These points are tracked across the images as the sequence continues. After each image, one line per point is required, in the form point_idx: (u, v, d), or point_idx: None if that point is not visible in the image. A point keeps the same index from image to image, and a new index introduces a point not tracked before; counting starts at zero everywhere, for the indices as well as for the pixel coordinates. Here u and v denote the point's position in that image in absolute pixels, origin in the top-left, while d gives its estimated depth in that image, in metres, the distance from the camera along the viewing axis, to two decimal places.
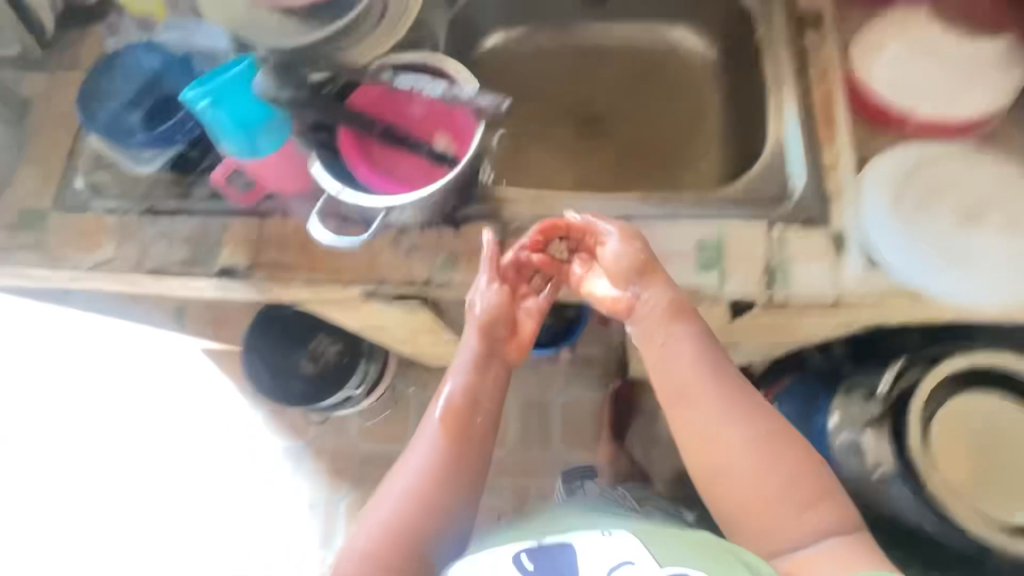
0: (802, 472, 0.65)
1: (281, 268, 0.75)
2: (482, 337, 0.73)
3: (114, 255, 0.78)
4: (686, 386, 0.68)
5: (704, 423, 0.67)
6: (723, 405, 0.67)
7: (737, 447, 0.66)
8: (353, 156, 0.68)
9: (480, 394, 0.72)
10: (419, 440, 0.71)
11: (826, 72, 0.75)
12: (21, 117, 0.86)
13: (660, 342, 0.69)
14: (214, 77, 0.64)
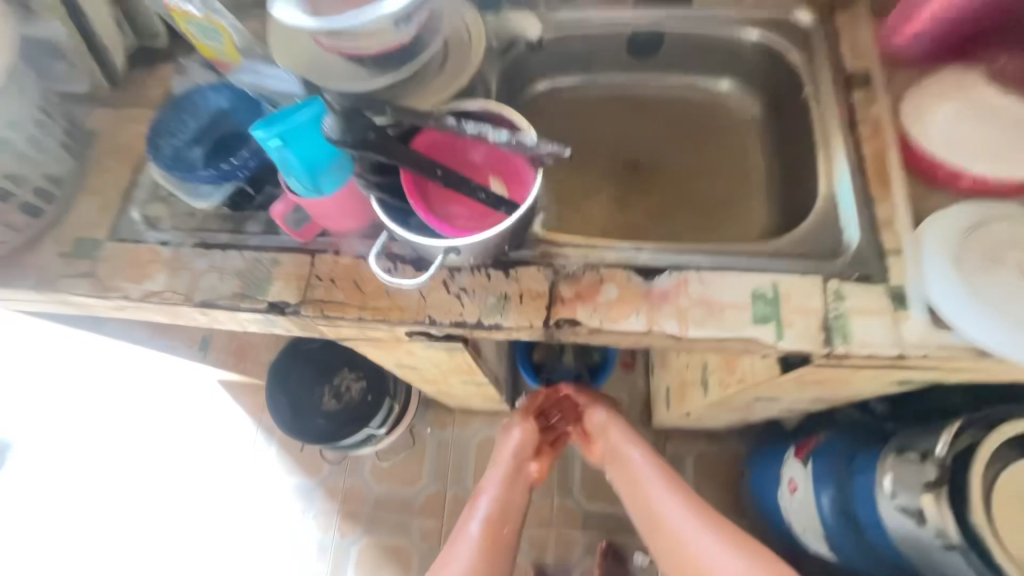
0: (773, 566, 0.75)
1: (330, 304, 0.75)
2: (505, 479, 0.98)
3: (163, 285, 0.79)
4: (658, 512, 0.87)
5: (672, 530, 0.84)
6: (677, 511, 0.85)
7: (705, 560, 0.79)
8: (413, 197, 0.69)
9: (508, 506, 0.95)
10: (460, 542, 0.88)
11: (876, 129, 0.77)
12: (85, 149, 0.89)
13: (649, 492, 0.90)
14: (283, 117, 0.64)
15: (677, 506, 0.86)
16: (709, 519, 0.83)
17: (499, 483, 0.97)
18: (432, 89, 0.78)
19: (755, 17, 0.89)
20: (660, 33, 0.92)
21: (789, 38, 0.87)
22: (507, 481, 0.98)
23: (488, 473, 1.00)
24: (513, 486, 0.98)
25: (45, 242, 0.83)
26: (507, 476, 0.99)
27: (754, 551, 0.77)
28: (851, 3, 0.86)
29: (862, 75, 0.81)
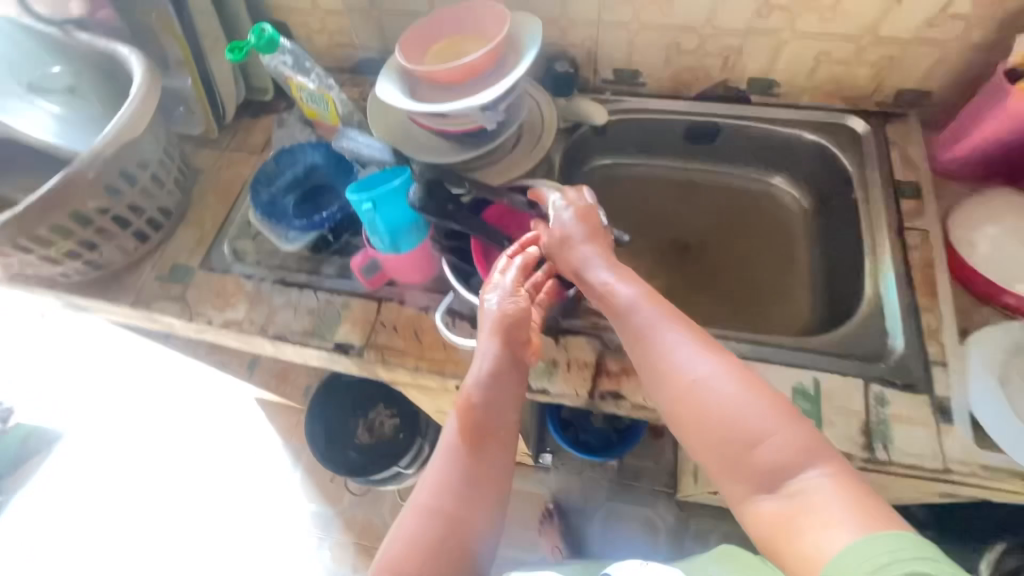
0: (775, 403, 0.55)
1: (390, 350, 0.81)
2: (504, 343, 0.67)
3: (243, 316, 0.87)
4: (670, 375, 0.59)
5: (694, 394, 0.57)
6: (705, 363, 0.58)
7: (726, 394, 0.56)
8: (481, 264, 0.76)
9: (501, 394, 0.67)
10: (437, 451, 0.65)
11: (925, 239, 0.80)
12: (190, 185, 1.00)
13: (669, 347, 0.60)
14: (376, 182, 0.73)
15: (726, 391, 0.56)
16: (753, 397, 0.56)
17: (488, 334, 0.68)
18: (507, 163, 0.86)
19: (808, 118, 0.94)
20: (716, 125, 0.98)
21: (841, 142, 0.92)
22: (504, 337, 0.68)
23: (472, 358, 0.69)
24: (503, 335, 0.68)
25: (146, 264, 0.93)
26: (507, 327, 0.68)
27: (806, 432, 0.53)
28: (906, 115, 0.90)
29: (912, 185, 0.84)
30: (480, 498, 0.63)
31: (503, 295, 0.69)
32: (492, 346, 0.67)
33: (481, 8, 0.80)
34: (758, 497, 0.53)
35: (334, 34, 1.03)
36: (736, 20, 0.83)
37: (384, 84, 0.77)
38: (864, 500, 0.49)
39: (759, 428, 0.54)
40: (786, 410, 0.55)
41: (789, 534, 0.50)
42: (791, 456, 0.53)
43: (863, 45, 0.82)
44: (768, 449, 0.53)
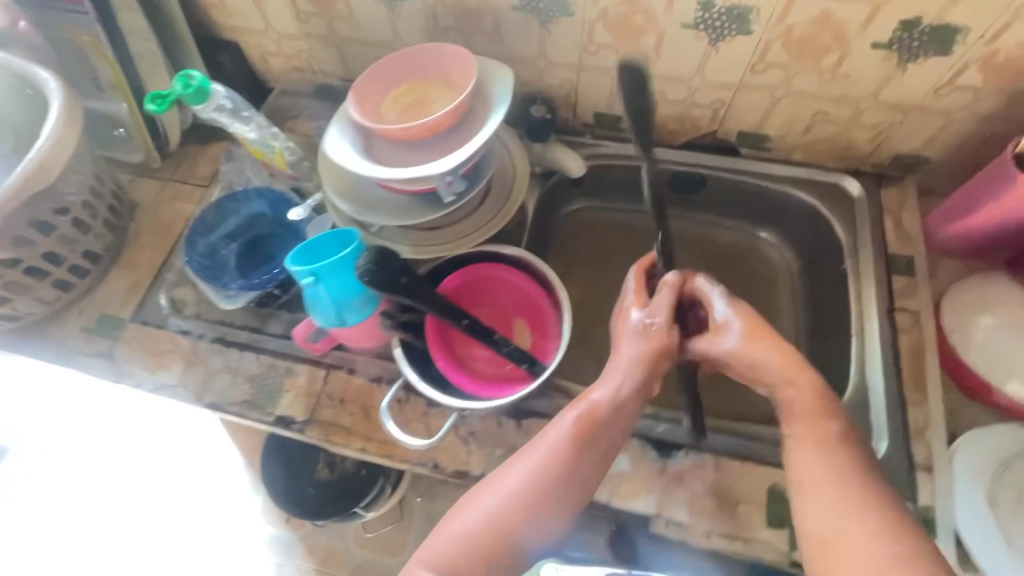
0: (890, 531, 0.50)
1: (336, 427, 0.74)
2: (647, 368, 0.61)
3: (176, 379, 0.79)
4: (829, 492, 0.53)
5: (810, 500, 0.54)
6: (819, 467, 0.54)
7: (854, 534, 0.50)
8: (436, 345, 0.68)
9: (624, 414, 0.60)
10: (540, 437, 0.59)
11: (917, 321, 0.74)
12: (126, 221, 0.91)
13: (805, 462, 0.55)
14: (319, 253, 0.68)
15: (863, 526, 0.50)
16: (885, 539, 0.49)
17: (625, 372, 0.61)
18: (473, 224, 0.78)
19: (799, 176, 0.87)
20: (702, 176, 0.90)
21: (833, 204, 0.85)
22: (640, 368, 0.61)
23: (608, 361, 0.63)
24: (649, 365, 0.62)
25: (71, 314, 0.84)
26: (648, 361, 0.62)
27: (885, 533, 0.50)
28: (903, 178, 0.84)
29: (905, 260, 0.79)
30: (564, 501, 0.57)
31: (649, 319, 0.64)
32: (635, 360, 0.62)
33: (449, 52, 0.70)
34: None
35: (292, 58, 0.93)
36: (728, 74, 0.75)
37: (336, 140, 0.68)
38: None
39: (863, 543, 0.50)
40: (906, 556, 0.48)
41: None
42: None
43: (862, 109, 0.75)
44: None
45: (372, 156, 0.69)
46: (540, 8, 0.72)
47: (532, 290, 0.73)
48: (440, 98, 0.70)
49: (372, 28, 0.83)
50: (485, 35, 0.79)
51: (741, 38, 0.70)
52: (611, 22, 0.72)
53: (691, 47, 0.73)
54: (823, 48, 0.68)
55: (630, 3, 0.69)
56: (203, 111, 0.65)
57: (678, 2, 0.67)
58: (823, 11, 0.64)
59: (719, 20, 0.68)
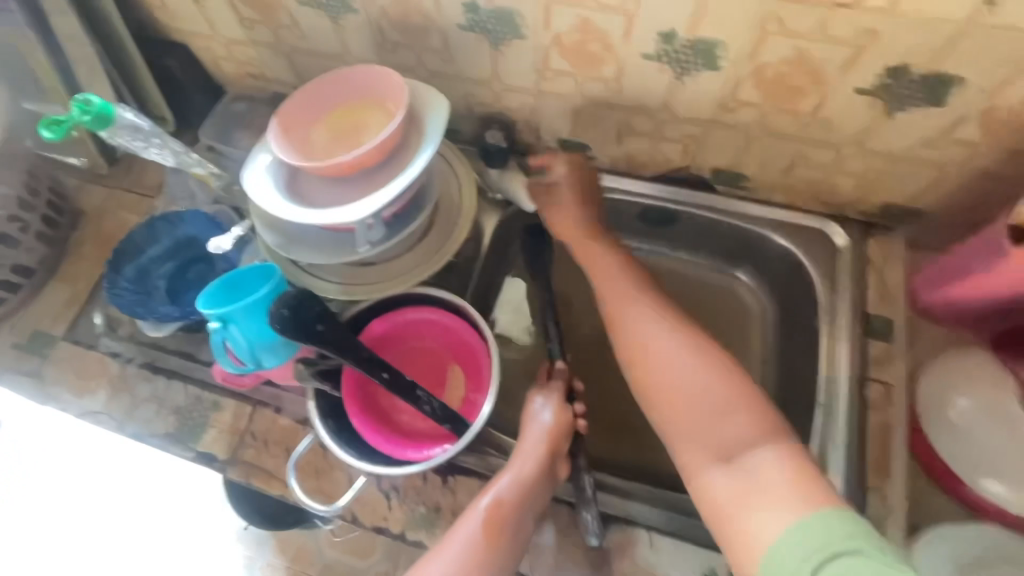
0: (751, 407, 0.56)
1: (258, 470, 0.71)
2: (549, 457, 0.65)
3: (102, 405, 0.76)
4: (654, 364, 0.62)
5: (660, 374, 0.61)
6: (686, 361, 0.60)
7: (692, 375, 0.59)
8: (354, 398, 0.64)
9: (535, 504, 0.63)
10: (454, 532, 0.61)
11: (889, 396, 0.68)
12: (68, 231, 0.87)
13: (645, 343, 0.63)
14: (234, 297, 0.64)
15: (679, 366, 0.60)
16: (717, 378, 0.58)
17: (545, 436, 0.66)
18: (413, 259, 0.70)
19: (776, 218, 0.80)
20: (672, 211, 0.83)
21: (813, 252, 0.77)
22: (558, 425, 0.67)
23: (516, 449, 0.66)
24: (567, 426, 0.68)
25: (5, 328, 0.82)
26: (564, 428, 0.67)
27: (745, 403, 0.56)
28: (893, 230, 0.76)
29: (883, 322, 0.72)
30: None
31: (546, 414, 0.68)
32: (538, 453, 0.65)
33: (383, 75, 0.64)
34: (716, 474, 0.54)
35: (243, 63, 0.87)
36: (697, 109, 0.68)
37: (261, 180, 0.64)
38: (805, 493, 0.49)
39: (709, 405, 0.57)
40: (735, 398, 0.57)
41: (733, 518, 0.51)
42: (743, 440, 0.55)
43: (847, 155, 0.67)
44: (725, 429, 0.56)
45: (297, 192, 0.63)
46: (489, 30, 0.65)
47: (466, 337, 0.69)
48: (373, 128, 0.64)
49: (318, 39, 0.77)
50: (434, 54, 0.72)
51: (708, 73, 0.62)
52: (567, 49, 0.65)
53: (655, 80, 0.65)
54: (800, 89, 0.60)
55: (585, 31, 0.62)
56: (111, 136, 0.61)
57: (637, 32, 0.60)
58: (799, 51, 0.56)
59: (683, 53, 0.60)
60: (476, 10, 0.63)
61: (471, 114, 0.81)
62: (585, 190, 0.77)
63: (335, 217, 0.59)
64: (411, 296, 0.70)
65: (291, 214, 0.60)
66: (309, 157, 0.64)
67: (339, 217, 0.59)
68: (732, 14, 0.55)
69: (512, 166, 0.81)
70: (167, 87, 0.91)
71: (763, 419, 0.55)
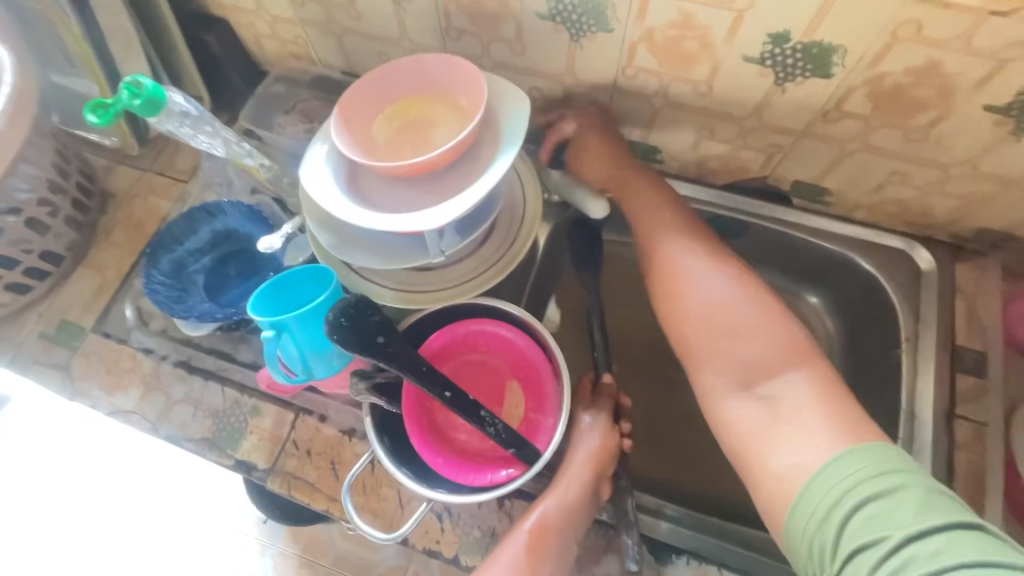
0: (778, 327, 0.56)
1: (300, 482, 0.67)
2: (596, 478, 0.61)
3: (133, 404, 0.72)
4: (683, 290, 0.60)
5: (689, 298, 0.59)
6: (716, 279, 0.59)
7: (736, 310, 0.57)
8: (411, 416, 0.60)
9: (581, 527, 0.60)
10: (498, 556, 0.57)
11: (981, 436, 0.64)
12: (97, 215, 0.83)
13: (683, 267, 0.61)
14: (286, 306, 0.60)
15: (707, 293, 0.59)
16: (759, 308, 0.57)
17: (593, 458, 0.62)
18: (474, 264, 0.66)
19: (857, 236, 0.74)
20: (744, 224, 0.78)
21: (896, 274, 0.72)
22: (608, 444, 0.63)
23: (561, 469, 0.61)
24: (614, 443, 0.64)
25: (30, 316, 0.77)
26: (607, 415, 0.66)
27: (774, 319, 0.56)
28: (984, 254, 0.71)
29: (974, 355, 0.67)
30: None
31: (592, 436, 0.63)
32: (585, 474, 0.61)
33: (456, 67, 0.59)
34: (745, 406, 0.53)
35: (287, 43, 0.81)
36: (793, 117, 0.62)
37: (319, 174, 0.58)
38: (831, 418, 0.50)
39: (737, 326, 0.56)
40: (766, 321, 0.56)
41: (754, 444, 0.52)
42: (772, 362, 0.54)
43: (953, 175, 0.62)
44: (763, 357, 0.54)
45: (358, 192, 0.58)
46: (572, 21, 0.60)
47: (532, 355, 0.63)
48: (442, 125, 0.59)
49: (375, 21, 0.71)
50: (504, 43, 0.66)
51: (816, 80, 0.56)
52: (657, 45, 0.59)
53: (752, 83, 0.59)
54: (919, 103, 0.55)
55: (684, 26, 0.56)
56: (160, 122, 0.55)
57: (744, 31, 0.54)
58: (930, 61, 0.50)
59: (792, 57, 0.55)
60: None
61: (533, 110, 0.75)
62: (609, 134, 0.70)
63: (408, 220, 0.54)
64: (472, 306, 0.65)
65: (356, 216, 0.55)
66: (373, 153, 0.58)
67: (412, 219, 0.54)
68: (861, 17, 0.49)
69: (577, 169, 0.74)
70: (204, 65, 0.85)
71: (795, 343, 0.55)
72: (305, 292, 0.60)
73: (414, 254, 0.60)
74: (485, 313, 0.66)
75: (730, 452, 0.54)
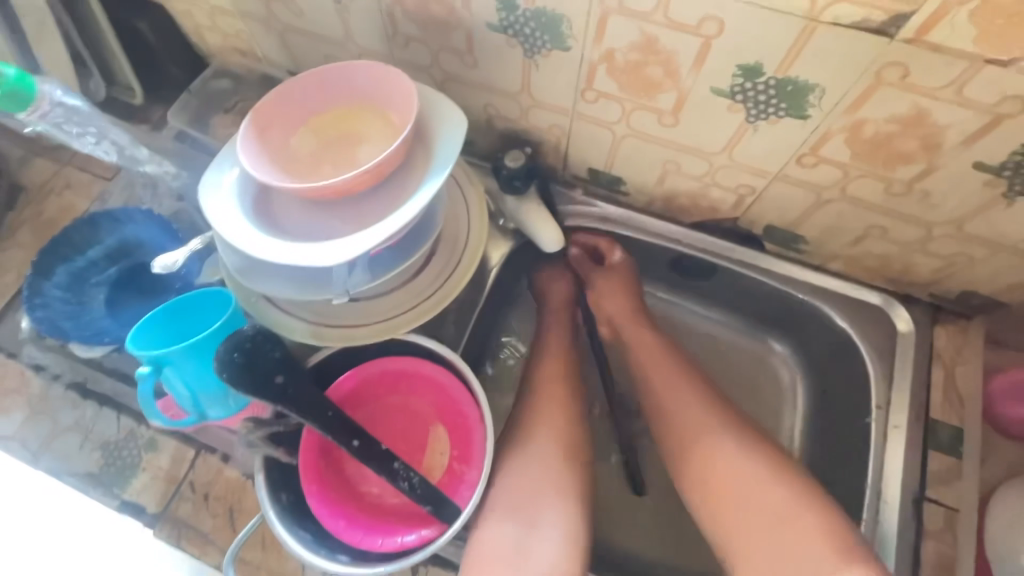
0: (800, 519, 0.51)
1: (192, 531, 0.59)
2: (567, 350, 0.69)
3: (14, 429, 0.64)
4: (724, 474, 0.56)
5: (734, 485, 0.55)
6: (745, 463, 0.56)
7: (749, 475, 0.55)
8: (313, 466, 0.52)
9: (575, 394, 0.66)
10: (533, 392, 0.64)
11: (950, 524, 0.57)
12: (2, 212, 0.74)
13: (715, 492, 0.56)
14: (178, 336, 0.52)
15: (715, 452, 0.57)
16: (785, 494, 0.53)
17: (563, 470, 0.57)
18: (404, 298, 0.58)
19: (830, 288, 0.68)
20: (713, 266, 0.71)
21: (870, 334, 0.66)
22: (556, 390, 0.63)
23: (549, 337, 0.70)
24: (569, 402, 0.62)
25: None
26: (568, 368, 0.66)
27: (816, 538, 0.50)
28: (966, 318, 0.65)
29: (950, 432, 0.61)
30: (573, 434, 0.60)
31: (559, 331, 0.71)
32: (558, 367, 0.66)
33: (387, 79, 0.52)
34: None
35: (229, 36, 0.74)
36: (766, 160, 0.56)
37: (225, 194, 0.51)
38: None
39: (773, 518, 0.52)
40: (791, 504, 0.52)
41: None
42: (806, 559, 0.49)
43: (938, 235, 0.56)
44: (786, 539, 0.51)
45: (267, 215, 0.51)
46: (526, 35, 0.53)
47: (456, 398, 0.56)
48: (368, 142, 0.52)
49: (316, 19, 0.63)
50: (455, 53, 0.59)
51: (790, 121, 0.50)
52: (618, 69, 0.52)
53: (721, 119, 0.53)
54: (903, 155, 0.49)
55: (647, 50, 0.49)
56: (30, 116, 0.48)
57: (712, 61, 0.48)
58: (916, 109, 0.44)
59: (764, 94, 0.49)
60: (513, 9, 0.51)
61: (490, 128, 0.68)
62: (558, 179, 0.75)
63: (313, 257, 0.47)
64: (396, 344, 0.59)
65: (260, 248, 0.48)
66: (288, 172, 0.51)
67: (319, 256, 0.47)
68: (841, 56, 0.43)
69: (532, 194, 0.67)
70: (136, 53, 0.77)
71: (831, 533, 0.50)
72: (199, 323, 0.54)
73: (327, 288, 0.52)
74: (409, 350, 0.59)
75: None
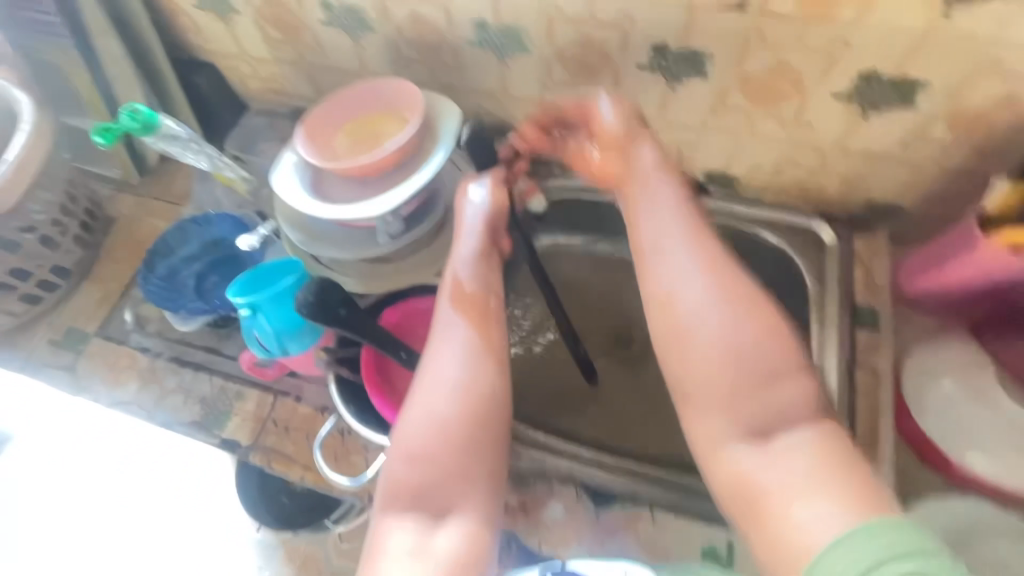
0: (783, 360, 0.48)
1: (279, 455, 0.75)
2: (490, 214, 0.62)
3: (132, 396, 0.81)
4: (689, 333, 0.49)
5: (709, 337, 0.49)
6: (716, 320, 0.49)
7: (728, 333, 0.48)
8: (371, 378, 0.69)
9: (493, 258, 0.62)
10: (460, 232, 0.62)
11: (876, 381, 0.72)
12: (101, 236, 0.93)
13: (686, 345, 0.49)
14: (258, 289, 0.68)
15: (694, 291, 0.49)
16: (767, 343, 0.48)
17: (467, 394, 0.53)
18: (423, 256, 0.74)
19: (768, 217, 0.81)
20: None
21: (804, 250, 0.80)
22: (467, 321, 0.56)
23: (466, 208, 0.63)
24: (489, 316, 0.57)
25: (41, 325, 0.87)
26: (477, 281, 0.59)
27: (788, 372, 0.48)
28: (876, 227, 0.81)
29: (869, 313, 0.76)
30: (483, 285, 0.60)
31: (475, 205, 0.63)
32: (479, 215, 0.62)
33: (398, 88, 0.71)
34: (743, 442, 0.47)
35: (267, 80, 0.93)
36: (690, 115, 0.73)
37: (289, 180, 0.70)
38: (850, 480, 0.43)
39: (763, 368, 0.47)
40: (772, 361, 0.48)
41: (770, 501, 0.44)
42: (783, 410, 0.47)
43: (830, 156, 0.73)
44: (773, 391, 0.47)
45: (320, 193, 0.69)
46: (497, 45, 0.72)
47: None
48: (389, 134, 0.70)
49: (338, 56, 0.83)
50: (446, 67, 0.78)
51: (698, 82, 0.68)
52: (568, 61, 0.71)
53: (649, 88, 0.71)
54: (783, 95, 0.66)
55: (586, 44, 0.68)
56: (155, 142, 0.69)
57: (632, 44, 0.66)
58: (779, 59, 0.62)
59: (673, 64, 0.66)
60: (486, 27, 0.70)
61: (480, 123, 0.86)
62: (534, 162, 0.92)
63: (357, 214, 0.65)
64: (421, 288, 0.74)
65: (317, 212, 0.66)
66: (332, 160, 0.70)
67: (361, 214, 0.65)
68: (718, 29, 0.61)
69: None
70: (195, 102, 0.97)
71: (808, 391, 0.48)
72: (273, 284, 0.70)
73: (369, 245, 0.70)
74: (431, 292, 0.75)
75: (734, 511, 0.47)
